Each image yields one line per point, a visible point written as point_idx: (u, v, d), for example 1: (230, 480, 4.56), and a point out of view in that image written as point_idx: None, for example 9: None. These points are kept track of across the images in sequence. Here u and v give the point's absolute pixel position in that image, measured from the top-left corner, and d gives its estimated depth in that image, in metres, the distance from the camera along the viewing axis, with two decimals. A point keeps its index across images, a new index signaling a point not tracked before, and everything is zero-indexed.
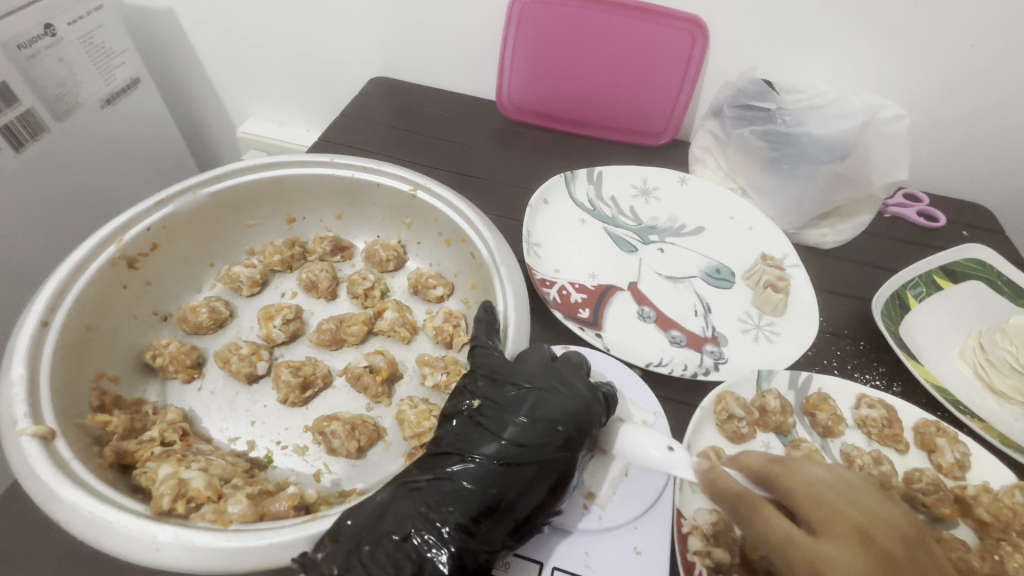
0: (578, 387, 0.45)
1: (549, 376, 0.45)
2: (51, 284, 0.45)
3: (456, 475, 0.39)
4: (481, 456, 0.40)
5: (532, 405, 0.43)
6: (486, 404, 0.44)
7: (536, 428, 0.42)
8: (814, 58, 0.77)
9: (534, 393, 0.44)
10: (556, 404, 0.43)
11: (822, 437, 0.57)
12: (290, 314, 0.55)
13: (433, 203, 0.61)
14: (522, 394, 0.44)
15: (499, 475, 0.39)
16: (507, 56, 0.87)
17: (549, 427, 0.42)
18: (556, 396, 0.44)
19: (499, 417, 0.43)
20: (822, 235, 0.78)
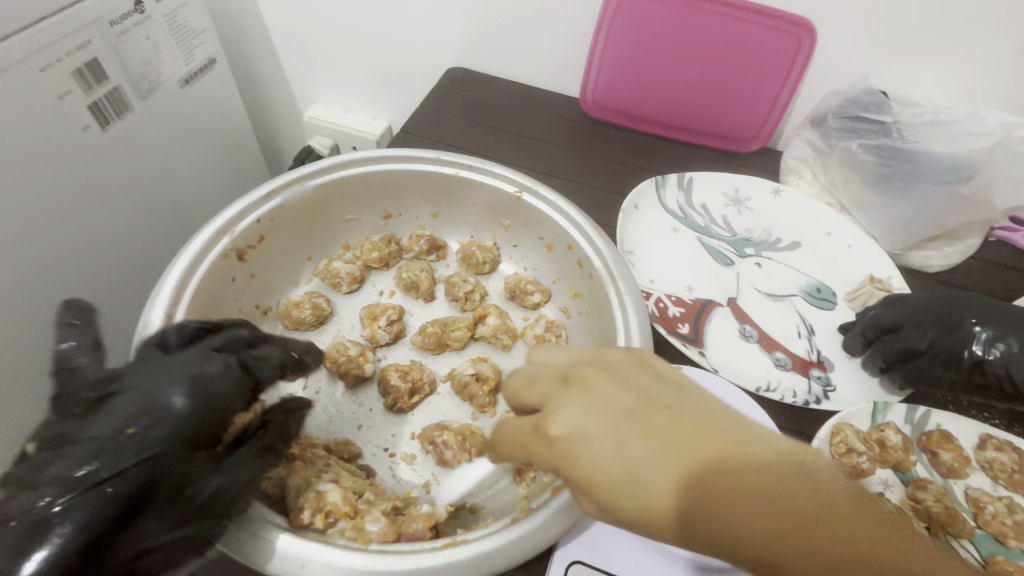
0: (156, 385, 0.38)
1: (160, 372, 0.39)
2: (172, 277, 0.44)
3: (105, 468, 0.35)
4: (104, 440, 0.36)
5: (151, 384, 0.39)
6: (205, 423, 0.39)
7: (145, 404, 0.37)
8: (931, 69, 0.72)
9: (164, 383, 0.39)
10: (159, 384, 0.38)
11: (944, 478, 0.53)
12: (394, 315, 0.54)
13: (539, 206, 0.58)
14: (133, 387, 0.39)
15: (144, 455, 0.36)
16: (597, 52, 0.84)
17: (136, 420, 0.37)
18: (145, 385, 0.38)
19: (130, 406, 0.38)
20: (927, 258, 0.73)
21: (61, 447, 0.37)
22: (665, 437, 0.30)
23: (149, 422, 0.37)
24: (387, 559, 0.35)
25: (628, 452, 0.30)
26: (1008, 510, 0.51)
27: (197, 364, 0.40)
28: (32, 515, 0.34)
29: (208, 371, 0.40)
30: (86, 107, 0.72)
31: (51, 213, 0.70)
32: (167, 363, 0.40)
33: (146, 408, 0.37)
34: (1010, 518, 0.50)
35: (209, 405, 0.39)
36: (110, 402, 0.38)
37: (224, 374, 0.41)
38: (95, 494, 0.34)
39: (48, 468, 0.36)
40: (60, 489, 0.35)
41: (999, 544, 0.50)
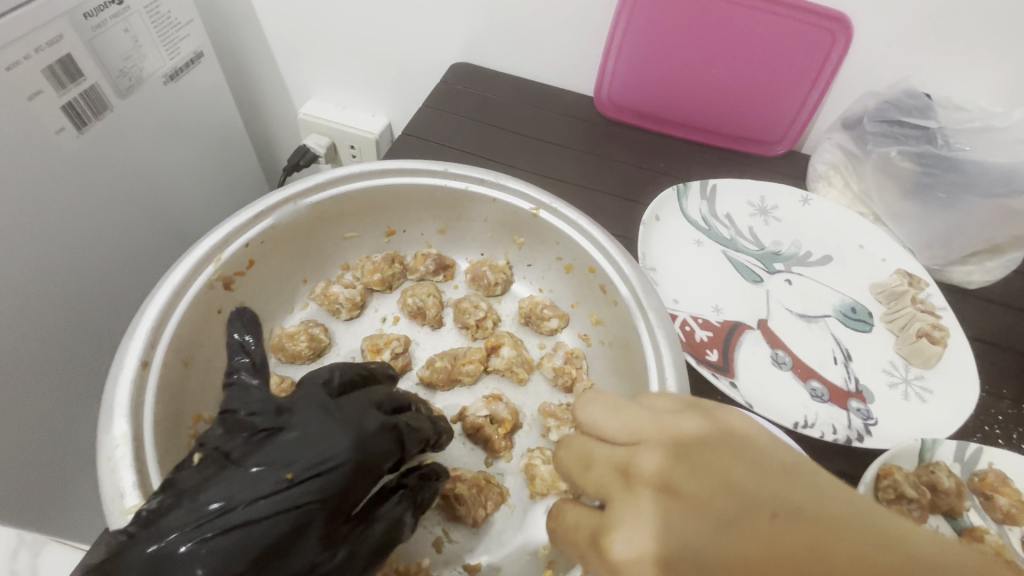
0: (312, 442, 0.35)
1: (325, 420, 0.37)
2: (149, 316, 0.39)
3: (230, 518, 0.32)
4: (256, 485, 0.33)
5: (317, 432, 0.36)
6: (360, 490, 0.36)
7: (309, 452, 0.35)
8: (975, 71, 0.67)
9: (299, 429, 0.36)
10: (323, 437, 0.36)
11: (999, 523, 0.50)
12: (399, 347, 0.49)
13: (557, 225, 0.53)
14: (296, 426, 0.36)
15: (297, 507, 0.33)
16: (613, 48, 0.78)
17: (280, 475, 0.34)
18: (317, 435, 0.35)
19: (292, 450, 0.35)
20: (968, 273, 0.68)
21: (214, 468, 0.34)
22: (775, 544, 0.25)
23: (306, 474, 0.34)
24: None
25: (728, 555, 0.26)
26: None
27: (366, 420, 0.38)
28: (162, 549, 0.30)
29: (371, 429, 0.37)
30: (59, 109, 0.66)
31: (26, 227, 0.65)
32: (336, 412, 0.37)
33: (309, 458, 0.34)
34: None
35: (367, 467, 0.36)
36: (272, 437, 0.35)
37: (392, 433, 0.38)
38: (241, 539, 0.31)
39: (195, 491, 0.32)
40: (185, 524, 0.31)
41: None
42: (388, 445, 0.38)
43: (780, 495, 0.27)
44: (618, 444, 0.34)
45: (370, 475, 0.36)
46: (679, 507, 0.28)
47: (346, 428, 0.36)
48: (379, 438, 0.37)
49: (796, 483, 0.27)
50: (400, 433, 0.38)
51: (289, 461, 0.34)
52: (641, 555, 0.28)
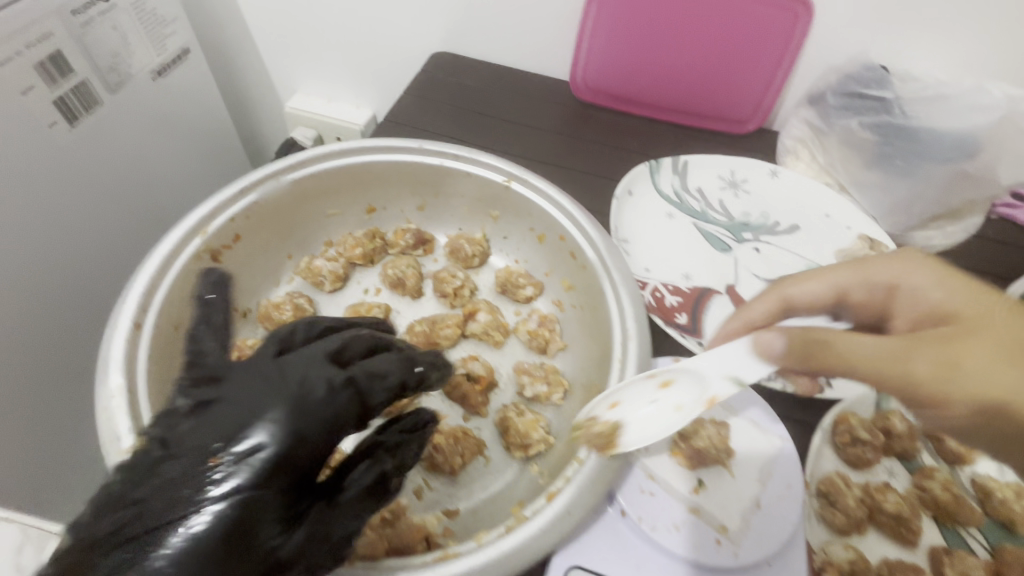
0: (244, 411, 0.34)
1: (259, 389, 0.35)
2: (140, 283, 0.42)
3: (174, 509, 0.31)
4: (188, 467, 0.32)
5: (255, 401, 0.34)
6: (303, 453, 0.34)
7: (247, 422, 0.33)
8: (930, 43, 0.70)
9: (227, 401, 0.35)
10: (252, 403, 0.34)
11: (951, 464, 0.52)
12: (380, 314, 0.52)
13: (529, 196, 0.55)
14: (228, 400, 0.35)
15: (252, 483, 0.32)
16: (585, 33, 0.81)
17: (205, 451, 0.33)
18: (245, 403, 0.34)
19: (226, 424, 0.34)
20: (929, 238, 0.71)
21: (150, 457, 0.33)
22: (1016, 342, 0.34)
23: (240, 451, 0.33)
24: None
25: (994, 363, 0.34)
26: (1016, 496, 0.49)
27: (307, 382, 0.36)
28: (119, 553, 0.30)
29: (314, 393, 0.35)
30: (51, 103, 0.69)
31: (23, 217, 0.68)
32: (272, 374, 0.36)
33: (246, 428, 0.33)
34: (1017, 504, 0.48)
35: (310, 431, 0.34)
36: (214, 410, 0.34)
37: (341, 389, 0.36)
38: (190, 525, 0.31)
39: (131, 488, 0.32)
40: (125, 522, 0.31)
41: (1003, 530, 0.49)
42: (344, 400, 0.37)
43: (946, 300, 0.38)
44: (818, 297, 0.45)
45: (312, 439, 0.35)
46: (985, 340, 0.34)
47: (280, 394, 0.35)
48: (323, 396, 0.35)
49: (911, 282, 0.41)
50: (351, 389, 0.36)
51: (215, 438, 0.33)
52: (944, 365, 0.34)
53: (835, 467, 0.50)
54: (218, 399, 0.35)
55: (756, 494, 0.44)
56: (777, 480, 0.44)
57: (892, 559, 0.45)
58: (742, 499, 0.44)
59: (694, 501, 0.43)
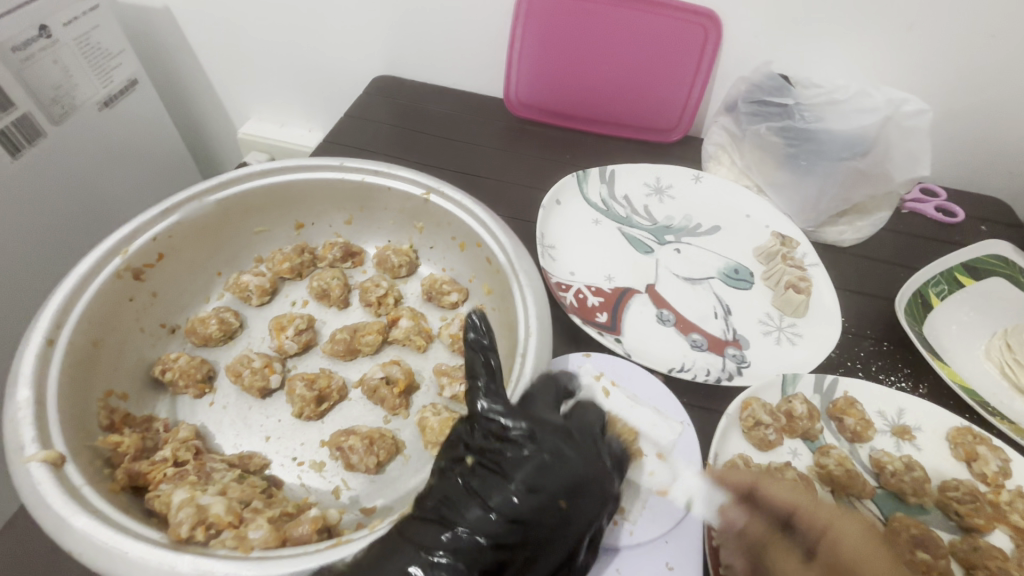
0: (530, 464, 0.38)
1: (566, 432, 0.41)
2: (55, 301, 0.44)
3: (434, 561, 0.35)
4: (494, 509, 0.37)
5: (538, 468, 0.38)
6: (498, 472, 0.38)
7: (513, 495, 0.37)
8: (827, 53, 0.76)
9: (556, 448, 0.39)
10: (583, 466, 0.39)
11: (850, 442, 0.55)
12: (302, 324, 0.54)
13: (447, 207, 0.59)
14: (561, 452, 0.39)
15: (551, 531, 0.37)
16: (514, 54, 0.85)
17: (522, 505, 0.37)
18: (570, 460, 0.39)
19: (544, 473, 0.38)
20: (840, 233, 0.76)
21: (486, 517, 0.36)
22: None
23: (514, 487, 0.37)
24: (265, 564, 0.34)
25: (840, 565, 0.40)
26: (907, 468, 0.52)
27: (549, 454, 0.39)
28: None
29: (551, 460, 0.39)
30: None
31: None
32: (584, 439, 0.41)
33: (529, 488, 0.37)
34: (909, 475, 0.51)
35: (606, 484, 0.40)
36: (506, 472, 0.38)
37: (552, 457, 0.39)
38: None
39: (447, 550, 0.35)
40: None
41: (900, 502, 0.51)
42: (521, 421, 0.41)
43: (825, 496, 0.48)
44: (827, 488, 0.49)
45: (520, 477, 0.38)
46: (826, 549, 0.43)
47: (588, 465, 0.39)
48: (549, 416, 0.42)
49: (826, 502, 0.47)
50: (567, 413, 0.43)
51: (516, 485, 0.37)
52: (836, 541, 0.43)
53: (740, 450, 0.52)
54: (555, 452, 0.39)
55: (654, 477, 0.47)
56: (675, 463, 0.48)
57: None
58: (643, 481, 0.47)
59: None
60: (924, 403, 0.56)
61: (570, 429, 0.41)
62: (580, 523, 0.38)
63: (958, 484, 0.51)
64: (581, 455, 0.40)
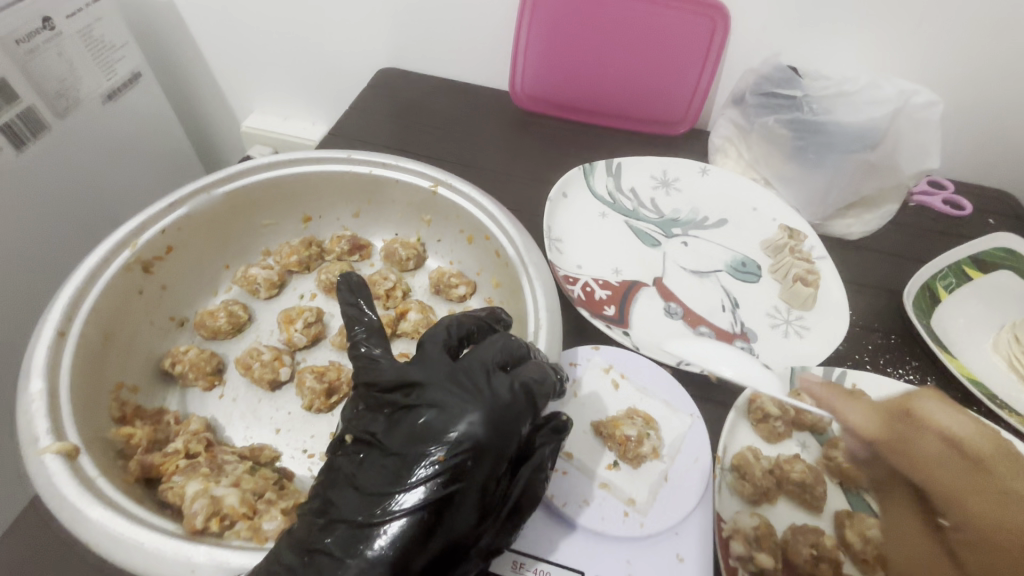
0: (429, 409, 0.38)
1: (463, 371, 0.40)
2: (65, 294, 0.44)
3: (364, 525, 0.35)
4: (400, 459, 0.36)
5: (426, 426, 0.37)
6: (404, 423, 0.38)
7: (416, 452, 0.36)
8: (837, 44, 0.75)
9: (452, 390, 0.38)
10: (480, 397, 0.38)
11: None
12: (311, 317, 0.54)
13: (455, 199, 0.59)
14: (461, 391, 0.38)
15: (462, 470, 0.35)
16: (520, 46, 0.84)
17: (425, 450, 0.36)
18: (466, 396, 0.38)
19: (440, 415, 0.37)
20: (848, 226, 0.76)
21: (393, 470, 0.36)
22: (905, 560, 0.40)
23: (418, 438, 0.37)
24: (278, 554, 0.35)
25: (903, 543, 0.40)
26: None
27: (427, 407, 0.38)
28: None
29: (433, 412, 0.37)
30: None
31: None
32: (477, 377, 0.39)
33: (430, 444, 0.36)
34: None
35: (506, 410, 0.38)
36: (407, 420, 0.38)
37: (440, 399, 0.38)
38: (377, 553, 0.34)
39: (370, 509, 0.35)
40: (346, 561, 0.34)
41: None
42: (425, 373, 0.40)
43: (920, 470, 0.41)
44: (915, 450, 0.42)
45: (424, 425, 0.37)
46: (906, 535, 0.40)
47: (478, 400, 0.37)
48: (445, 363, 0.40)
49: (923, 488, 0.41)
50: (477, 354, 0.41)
51: (417, 433, 0.37)
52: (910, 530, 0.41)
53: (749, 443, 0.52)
54: (451, 392, 0.38)
55: (664, 468, 0.48)
56: (685, 454, 0.48)
57: (798, 525, 0.47)
58: (652, 473, 0.47)
59: (605, 479, 0.47)
60: None
61: (451, 374, 0.40)
62: (490, 455, 0.36)
63: None
64: (473, 389, 0.38)
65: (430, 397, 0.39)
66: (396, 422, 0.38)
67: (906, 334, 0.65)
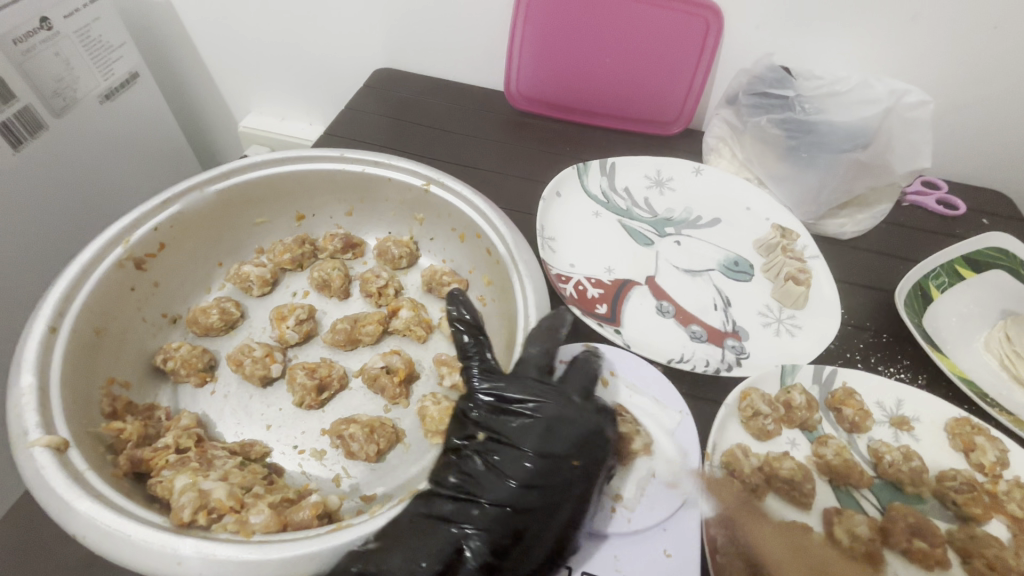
0: (547, 422, 0.44)
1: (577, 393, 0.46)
2: (57, 289, 0.44)
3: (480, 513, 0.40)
4: (522, 460, 0.42)
5: (548, 436, 0.43)
6: (525, 430, 0.44)
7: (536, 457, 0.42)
8: (829, 44, 0.75)
9: (566, 410, 0.45)
10: (593, 420, 0.45)
11: (848, 433, 0.55)
12: (303, 314, 0.54)
13: (447, 198, 0.59)
14: (575, 409, 0.45)
15: (568, 480, 0.42)
16: (514, 45, 0.85)
17: (550, 458, 0.42)
18: (578, 417, 0.44)
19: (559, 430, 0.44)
20: (841, 225, 0.76)
21: (514, 470, 0.42)
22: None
23: (538, 446, 0.43)
24: (266, 548, 0.35)
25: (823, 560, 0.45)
26: (905, 458, 0.52)
27: (543, 419, 0.44)
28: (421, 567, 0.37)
29: (546, 426, 0.44)
30: None
31: None
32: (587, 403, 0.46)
33: (550, 451, 0.43)
34: (907, 464, 0.51)
35: (605, 428, 0.45)
36: (525, 427, 0.44)
37: (556, 415, 0.44)
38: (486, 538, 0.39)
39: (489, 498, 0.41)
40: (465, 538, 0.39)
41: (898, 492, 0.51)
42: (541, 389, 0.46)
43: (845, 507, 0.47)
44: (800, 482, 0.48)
45: (543, 434, 0.43)
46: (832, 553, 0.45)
47: (586, 421, 0.44)
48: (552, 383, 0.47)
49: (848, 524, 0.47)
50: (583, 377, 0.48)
51: (539, 441, 0.43)
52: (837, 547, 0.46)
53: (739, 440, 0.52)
54: (567, 410, 0.45)
55: (652, 466, 0.48)
56: (673, 451, 0.48)
57: (785, 521, 0.47)
58: (641, 470, 0.48)
59: None
60: (924, 394, 0.56)
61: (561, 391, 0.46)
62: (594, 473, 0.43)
63: (956, 473, 0.51)
64: (589, 410, 0.45)
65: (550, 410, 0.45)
66: (514, 427, 0.44)
67: (897, 332, 0.65)
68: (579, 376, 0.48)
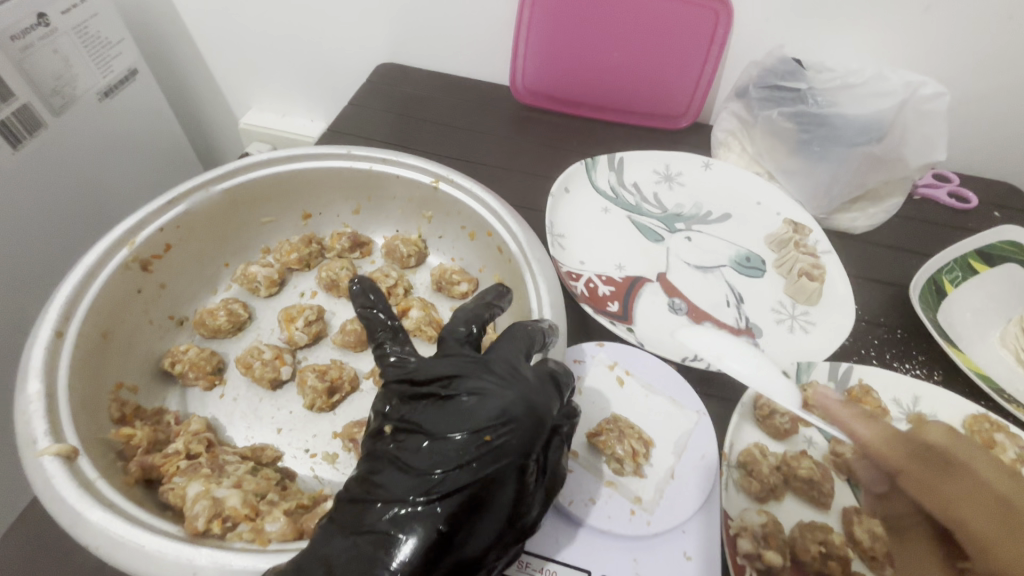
0: (470, 398, 0.37)
1: (504, 359, 0.40)
2: (62, 293, 0.43)
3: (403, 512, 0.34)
4: (440, 444, 0.36)
5: (473, 407, 0.37)
6: (440, 409, 0.38)
7: (457, 436, 0.36)
8: (841, 35, 0.74)
9: (485, 378, 0.38)
10: (522, 387, 0.38)
11: None
12: (312, 315, 0.53)
13: (456, 195, 0.58)
14: (495, 376, 0.39)
15: (509, 445, 0.36)
16: (520, 39, 0.83)
17: (469, 434, 0.36)
18: (500, 386, 0.38)
19: (478, 401, 0.37)
20: (853, 219, 0.75)
21: (434, 454, 0.36)
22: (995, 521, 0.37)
23: (460, 425, 0.36)
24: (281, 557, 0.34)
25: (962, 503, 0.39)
26: None
27: (466, 394, 0.38)
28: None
29: (473, 400, 0.37)
30: None
31: None
32: (516, 370, 0.39)
33: (474, 425, 0.36)
34: None
35: (540, 394, 0.38)
36: (442, 407, 0.38)
37: (473, 385, 0.38)
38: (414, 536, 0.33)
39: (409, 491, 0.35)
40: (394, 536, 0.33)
41: None
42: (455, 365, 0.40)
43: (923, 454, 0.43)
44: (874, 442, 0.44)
45: (469, 411, 0.37)
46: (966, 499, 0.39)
47: (513, 386, 0.38)
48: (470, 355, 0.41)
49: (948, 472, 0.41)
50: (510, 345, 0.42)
51: (456, 418, 0.37)
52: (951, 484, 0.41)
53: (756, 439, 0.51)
54: (488, 378, 0.38)
55: (671, 466, 0.47)
56: (692, 451, 0.48)
57: (805, 522, 0.46)
58: (658, 471, 0.47)
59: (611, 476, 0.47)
60: (942, 391, 0.56)
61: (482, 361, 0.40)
62: (531, 442, 0.36)
63: None
64: (514, 374, 0.39)
65: (468, 384, 0.38)
66: (434, 409, 0.38)
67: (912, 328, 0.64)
68: (505, 343, 0.42)
